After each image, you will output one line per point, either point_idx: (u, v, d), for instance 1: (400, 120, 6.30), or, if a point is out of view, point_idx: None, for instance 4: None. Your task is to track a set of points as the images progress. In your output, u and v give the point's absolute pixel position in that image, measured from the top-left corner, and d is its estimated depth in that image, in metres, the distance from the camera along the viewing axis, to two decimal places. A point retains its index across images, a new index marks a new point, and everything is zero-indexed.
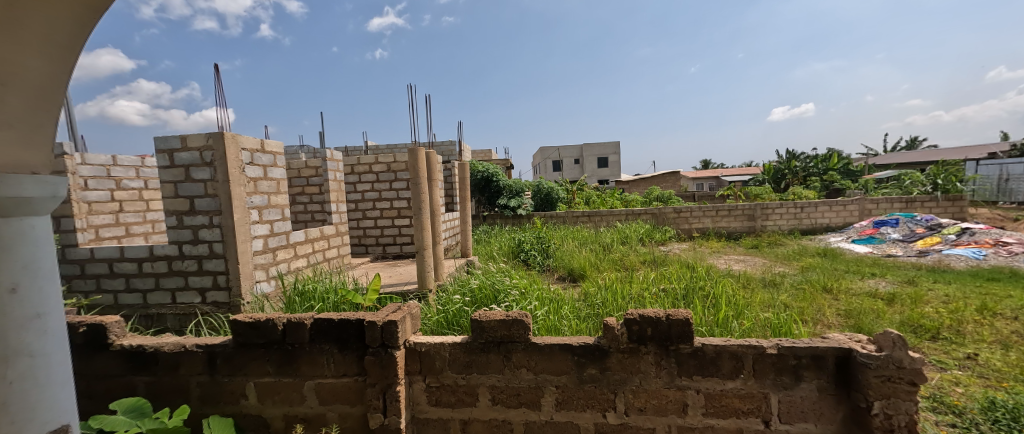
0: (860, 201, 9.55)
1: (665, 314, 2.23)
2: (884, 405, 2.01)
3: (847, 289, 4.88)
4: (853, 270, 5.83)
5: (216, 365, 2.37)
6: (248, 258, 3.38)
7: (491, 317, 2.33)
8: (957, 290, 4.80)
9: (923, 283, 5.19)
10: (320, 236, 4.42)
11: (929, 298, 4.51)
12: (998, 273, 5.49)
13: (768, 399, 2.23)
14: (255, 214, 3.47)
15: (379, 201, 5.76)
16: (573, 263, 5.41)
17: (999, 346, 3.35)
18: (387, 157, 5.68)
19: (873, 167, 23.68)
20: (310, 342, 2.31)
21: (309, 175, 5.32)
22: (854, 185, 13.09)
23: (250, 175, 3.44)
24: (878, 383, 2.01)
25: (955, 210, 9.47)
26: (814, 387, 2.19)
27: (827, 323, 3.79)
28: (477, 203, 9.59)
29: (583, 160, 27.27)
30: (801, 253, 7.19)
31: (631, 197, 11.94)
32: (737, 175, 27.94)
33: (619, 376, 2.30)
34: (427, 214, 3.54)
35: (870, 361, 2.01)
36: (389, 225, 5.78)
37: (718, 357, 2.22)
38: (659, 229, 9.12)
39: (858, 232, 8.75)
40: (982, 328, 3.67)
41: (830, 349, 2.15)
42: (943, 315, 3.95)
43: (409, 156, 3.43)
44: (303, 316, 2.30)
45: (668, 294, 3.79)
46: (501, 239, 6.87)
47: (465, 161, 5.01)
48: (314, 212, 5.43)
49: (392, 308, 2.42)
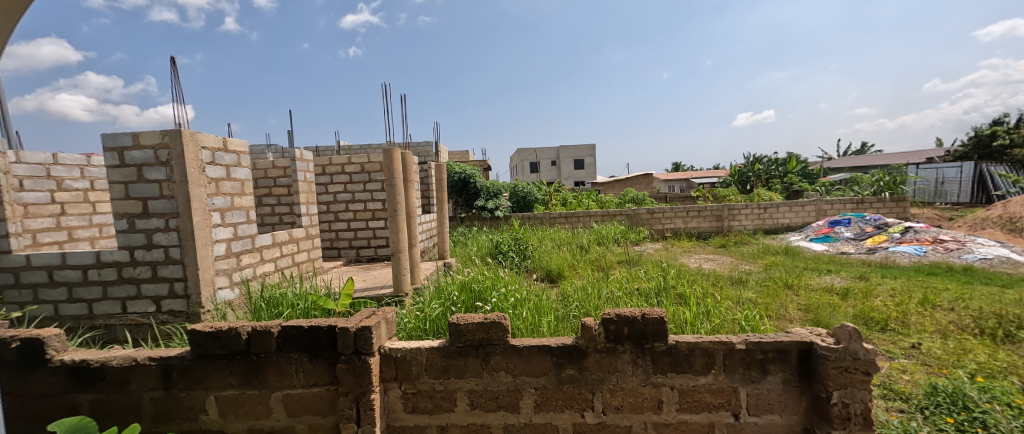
0: (816, 202, 9.97)
1: (641, 313, 2.24)
2: (842, 395, 2.10)
3: (806, 284, 5.08)
4: (811, 267, 6.08)
5: (171, 379, 2.24)
6: (210, 263, 3.24)
7: (469, 320, 2.30)
8: (902, 284, 5.07)
9: (873, 278, 5.44)
10: (289, 239, 4.28)
11: (878, 292, 4.75)
12: (939, 269, 5.83)
13: (737, 392, 2.28)
14: (217, 216, 3.34)
15: (352, 202, 5.63)
16: (551, 264, 5.45)
17: (939, 335, 3.55)
18: (360, 157, 5.56)
19: (829, 171, 24.92)
20: (277, 351, 2.22)
21: (279, 176, 5.16)
22: (811, 186, 13.66)
23: (211, 176, 3.30)
24: (836, 374, 2.09)
25: (900, 211, 10.01)
26: (779, 379, 2.25)
27: (788, 318, 3.91)
28: (454, 205, 9.48)
29: (560, 161, 27.51)
30: (765, 251, 7.44)
31: (606, 198, 12.08)
32: (706, 177, 28.79)
33: (596, 375, 2.30)
34: (403, 215, 3.46)
35: (829, 353, 2.09)
36: (364, 227, 5.66)
37: (691, 354, 2.26)
38: (633, 230, 9.26)
39: (816, 230, 9.14)
40: (924, 319, 3.88)
41: (793, 343, 2.21)
42: (891, 307, 4.16)
43: (385, 156, 3.34)
44: (270, 324, 2.21)
45: (640, 293, 3.84)
46: (479, 240, 6.83)
47: (442, 162, 4.90)
48: (282, 215, 5.25)
49: (367, 313, 2.34)
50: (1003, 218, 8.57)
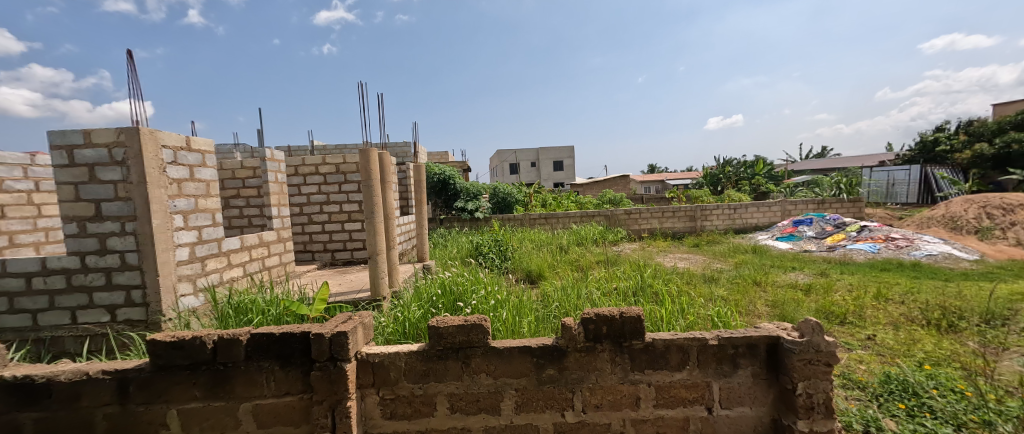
0: (782, 203, 10.33)
1: (619, 312, 2.26)
2: (806, 385, 2.17)
3: (773, 281, 5.25)
4: (777, 264, 6.29)
5: (128, 393, 2.13)
6: (172, 269, 3.11)
7: (449, 323, 2.26)
8: (859, 279, 5.30)
9: (832, 274, 5.67)
10: (259, 243, 4.15)
11: (837, 287, 4.96)
12: (891, 265, 6.15)
13: (710, 387, 2.32)
14: (180, 219, 3.21)
15: (326, 204, 5.49)
16: (531, 265, 5.45)
17: (892, 327, 3.74)
18: (336, 158, 5.43)
19: (795, 172, 25.92)
20: (247, 360, 2.14)
21: (247, 177, 5.00)
22: (777, 188, 14.12)
23: (173, 176, 3.17)
24: (801, 366, 2.16)
25: (855, 211, 10.38)
26: (749, 373, 2.31)
27: (756, 314, 4.03)
28: (434, 206, 9.38)
29: (539, 163, 27.63)
30: (736, 250, 7.65)
31: (585, 199, 12.19)
32: (680, 179, 29.45)
33: (576, 374, 2.30)
34: (380, 217, 3.39)
35: (794, 346, 2.15)
36: (339, 229, 5.53)
37: (667, 351, 2.29)
38: (611, 230, 9.37)
39: (781, 229, 9.47)
40: (878, 312, 4.07)
41: (761, 337, 2.27)
42: (849, 302, 4.34)
43: (361, 157, 3.27)
44: (238, 332, 2.12)
45: (619, 292, 3.88)
46: (458, 242, 6.78)
47: (420, 163, 4.84)
48: (251, 217, 5.08)
49: (343, 318, 2.28)
50: (944, 217, 9.14)
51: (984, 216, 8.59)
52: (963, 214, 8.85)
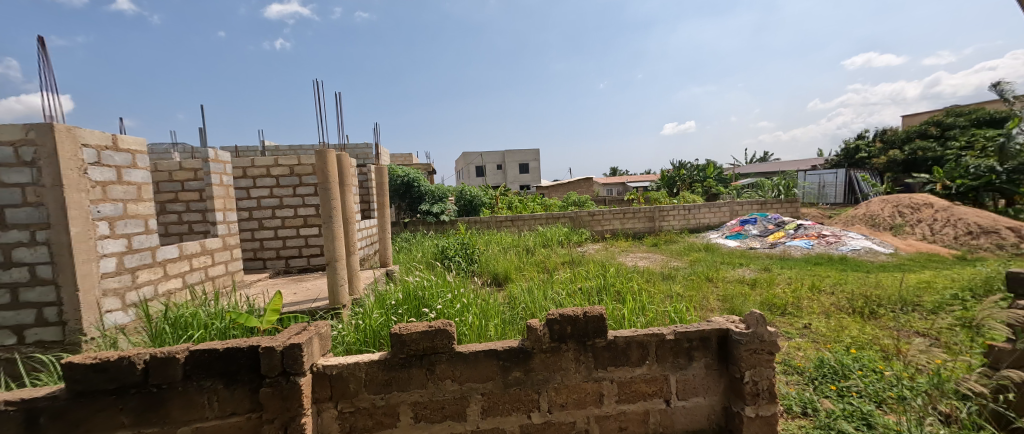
0: (730, 204, 10.89)
1: (583, 311, 2.27)
2: (752, 374, 2.26)
3: (723, 277, 5.50)
4: (726, 261, 6.60)
5: (39, 424, 1.92)
6: (95, 282, 2.84)
7: (412, 329, 2.19)
8: (796, 273, 5.67)
9: (774, 269, 6.02)
10: (201, 251, 3.90)
11: (779, 281, 5.27)
12: (822, 259, 6.63)
13: (668, 379, 2.38)
14: (105, 226, 2.95)
15: (279, 208, 5.23)
16: (498, 267, 5.43)
17: (824, 315, 4.03)
18: (289, 159, 5.19)
19: (743, 174, 27.41)
20: (185, 379, 1.99)
21: (186, 180, 4.67)
22: (727, 190, 14.88)
23: (96, 179, 2.91)
24: (747, 355, 2.25)
25: (790, 210, 11.06)
26: (702, 364, 2.39)
27: (708, 308, 4.20)
28: (397, 209, 9.18)
29: (505, 165, 27.69)
30: (690, 249, 7.96)
31: (550, 200, 12.32)
32: (640, 181, 30.41)
33: (541, 375, 2.30)
34: (339, 222, 3.26)
35: (741, 337, 2.25)
36: (294, 235, 5.28)
37: (628, 347, 2.33)
38: (576, 231, 9.50)
39: (729, 229, 9.93)
40: (813, 302, 4.37)
41: (712, 330, 2.36)
42: (788, 294, 4.62)
43: (317, 159, 3.13)
44: (175, 350, 1.97)
45: (583, 292, 3.92)
46: (424, 245, 6.65)
47: (382, 165, 4.72)
48: (192, 223, 4.76)
49: (296, 329, 2.16)
50: (863, 216, 9.89)
51: (895, 214, 9.41)
52: (879, 213, 9.63)
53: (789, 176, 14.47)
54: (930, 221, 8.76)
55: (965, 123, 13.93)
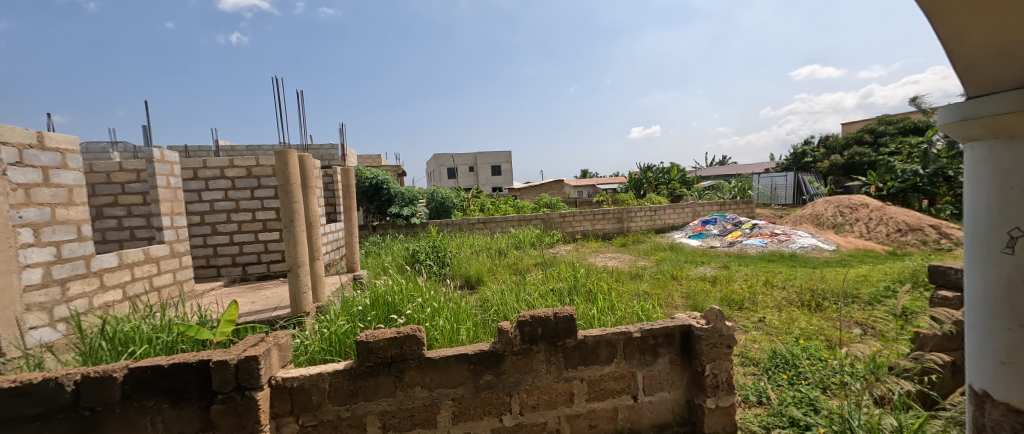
0: (692, 205, 11.31)
1: (553, 312, 2.27)
2: (712, 366, 2.34)
3: (687, 275, 5.67)
4: (689, 260, 6.82)
5: None
6: (18, 296, 2.60)
7: (379, 336, 2.12)
8: (750, 270, 5.94)
9: (732, 266, 6.27)
10: (145, 259, 3.66)
11: (736, 277, 5.49)
12: (774, 256, 6.98)
13: (635, 376, 2.41)
14: (28, 234, 2.71)
15: (235, 212, 4.97)
16: (470, 270, 5.38)
17: (776, 309, 4.23)
18: (246, 160, 4.95)
19: (705, 177, 28.48)
20: (123, 400, 1.86)
21: (127, 182, 4.39)
22: (690, 191, 15.42)
23: (17, 181, 2.68)
24: (707, 349, 2.32)
25: (744, 210, 11.56)
26: (667, 360, 2.44)
27: (673, 305, 4.31)
28: (365, 212, 8.95)
29: (476, 168, 27.57)
30: (657, 248, 8.17)
31: (522, 203, 12.35)
32: (610, 183, 31.03)
33: (513, 377, 2.28)
34: (302, 227, 3.13)
35: (702, 332, 2.31)
36: (252, 240, 5.04)
37: (597, 346, 2.34)
38: (548, 233, 9.55)
39: (692, 228, 10.24)
40: (766, 297, 4.57)
41: (675, 327, 2.41)
42: (745, 290, 4.82)
43: (277, 160, 2.99)
44: (112, 368, 1.83)
45: (555, 293, 3.93)
46: (394, 249, 6.50)
47: (348, 166, 4.58)
48: (134, 229, 4.46)
49: (253, 341, 2.05)
50: (810, 216, 10.45)
51: (836, 214, 9.98)
52: (823, 213, 10.20)
53: (746, 179, 15.14)
54: (865, 220, 9.39)
55: (895, 129, 15.10)
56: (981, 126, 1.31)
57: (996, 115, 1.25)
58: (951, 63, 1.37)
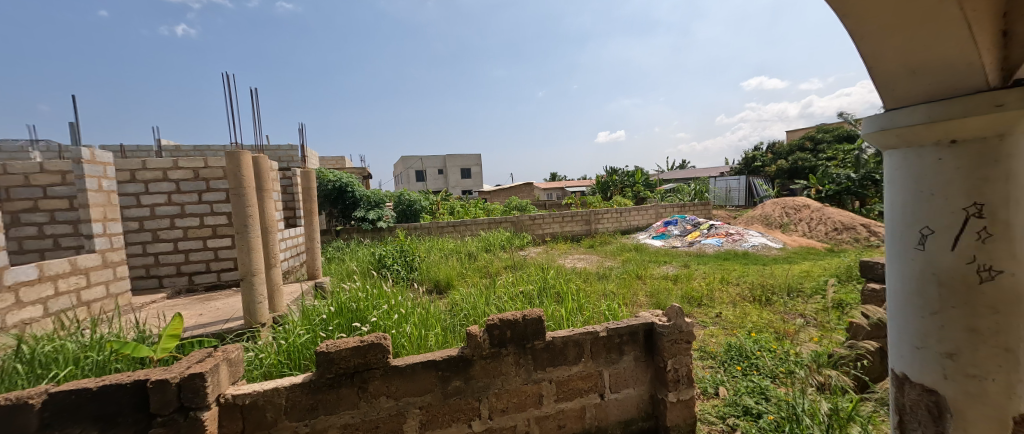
0: (656, 206, 11.65)
1: (522, 315, 2.25)
2: (674, 362, 2.38)
3: (651, 274, 5.81)
4: (652, 259, 7.00)
5: None
6: None
7: (342, 346, 2.02)
8: (708, 268, 6.17)
9: (692, 265, 6.49)
10: (71, 270, 3.37)
11: (696, 275, 5.69)
12: (729, 254, 7.29)
13: (601, 375, 2.42)
14: None
15: (180, 218, 4.65)
16: (439, 274, 5.29)
17: (731, 304, 4.40)
18: (192, 162, 4.68)
19: (667, 180, 29.47)
20: (42, 429, 1.68)
21: (50, 184, 4.03)
22: (654, 194, 15.88)
23: None
24: (669, 345, 2.37)
25: (702, 211, 12.00)
26: (632, 358, 2.47)
27: (637, 304, 4.40)
28: (328, 216, 8.66)
29: (446, 170, 27.30)
30: (623, 249, 8.35)
31: (492, 206, 12.30)
32: (578, 186, 31.52)
33: (481, 382, 2.23)
34: (257, 233, 2.96)
35: (664, 329, 2.36)
36: (199, 248, 4.73)
37: (565, 347, 2.34)
38: (518, 236, 9.56)
39: (655, 229, 10.54)
40: (722, 294, 4.75)
41: (639, 325, 2.45)
42: (704, 287, 4.99)
43: (228, 161, 2.83)
44: (28, 395, 1.66)
45: (525, 295, 3.91)
46: (359, 254, 6.30)
47: (309, 169, 4.41)
48: (60, 237, 4.11)
49: (199, 356, 1.91)
50: (759, 216, 10.93)
51: (782, 214, 10.51)
52: (771, 213, 10.70)
53: (704, 182, 15.77)
54: (808, 220, 10.00)
55: (833, 135, 16.23)
56: (897, 136, 1.43)
57: (912, 126, 1.37)
58: (871, 78, 1.47)
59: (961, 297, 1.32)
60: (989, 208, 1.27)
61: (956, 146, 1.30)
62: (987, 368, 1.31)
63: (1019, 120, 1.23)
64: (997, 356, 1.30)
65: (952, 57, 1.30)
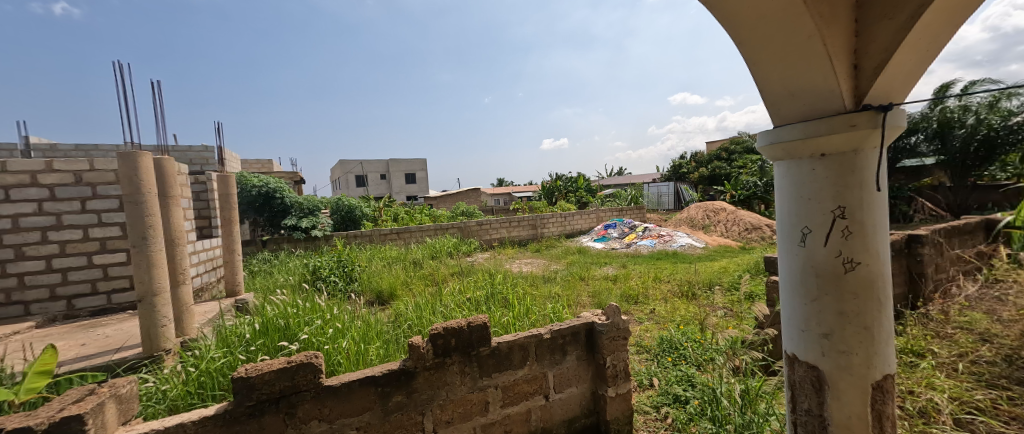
0: (597, 211, 12.05)
1: (466, 322, 2.17)
2: (613, 358, 2.43)
3: (593, 275, 5.97)
4: (595, 261, 7.21)
5: None
6: None
7: (264, 369, 1.82)
8: (643, 267, 6.47)
9: (630, 265, 6.77)
10: None
11: (634, 274, 5.93)
12: (661, 254, 7.70)
13: (546, 376, 2.40)
14: None
15: (57, 230, 3.99)
16: (381, 284, 5.04)
17: (663, 300, 4.64)
18: (72, 164, 4.06)
19: (608, 185, 30.70)
20: None
21: None
22: (596, 198, 16.46)
23: None
24: (608, 343, 2.42)
25: (638, 215, 12.61)
26: (575, 357, 2.48)
27: (581, 304, 4.48)
28: (252, 224, 7.99)
29: (388, 175, 26.42)
30: (567, 252, 8.52)
31: (438, 211, 12.06)
32: (524, 191, 31.92)
33: (425, 395, 2.12)
34: (160, 244, 2.66)
35: (603, 328, 2.40)
36: (83, 265, 4.09)
37: (510, 351, 2.30)
38: (465, 241, 9.42)
39: (596, 232, 10.89)
40: (656, 290, 5.00)
41: (580, 325, 2.47)
42: (640, 285, 5.22)
43: (120, 162, 2.49)
44: None
45: (473, 302, 3.81)
46: (291, 265, 5.85)
47: (229, 175, 4.02)
48: None
49: (78, 393, 1.64)
50: (686, 219, 11.72)
51: (705, 216, 11.34)
52: (695, 216, 11.55)
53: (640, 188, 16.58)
54: (725, 220, 10.79)
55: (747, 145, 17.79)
56: (782, 150, 1.66)
57: (792, 141, 1.61)
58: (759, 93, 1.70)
59: (832, 286, 1.57)
60: (849, 210, 1.54)
61: (826, 159, 1.55)
62: (852, 345, 1.57)
63: (867, 137, 1.51)
64: (859, 334, 1.56)
65: (819, 81, 1.53)
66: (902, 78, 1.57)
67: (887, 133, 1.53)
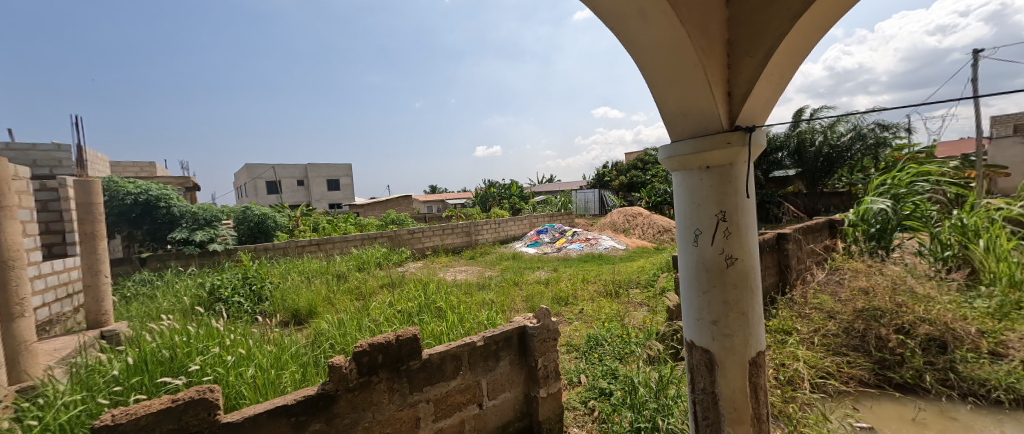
0: (529, 217, 12.23)
1: (394, 336, 2.03)
2: (544, 359, 2.42)
3: (526, 280, 6.01)
4: (529, 266, 7.28)
5: None
6: None
7: (138, 413, 1.53)
8: (573, 270, 6.66)
9: (561, 268, 6.93)
10: None
11: (564, 277, 6.07)
12: (589, 256, 8.00)
13: (479, 385, 2.32)
14: None
15: None
16: (299, 302, 4.60)
17: (591, 300, 4.78)
18: None
19: (540, 192, 31.44)
20: None
21: None
22: (526, 204, 16.75)
23: None
24: (540, 345, 2.40)
25: (567, 220, 13.03)
26: (509, 363, 2.43)
27: (515, 309, 4.46)
28: (131, 237, 6.96)
29: (309, 182, 24.65)
30: (500, 258, 8.52)
31: (366, 220, 11.45)
32: (457, 198, 31.62)
33: (348, 418, 1.93)
34: None
35: (535, 330, 2.39)
36: None
37: (442, 362, 2.18)
38: (395, 251, 9.02)
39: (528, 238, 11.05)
40: (584, 291, 5.15)
41: (512, 329, 2.42)
42: (570, 287, 5.35)
43: None
44: None
45: (404, 314, 3.60)
46: (186, 285, 5.13)
47: (95, 183, 3.43)
48: None
49: None
50: (608, 223, 12.34)
51: (624, 219, 12.04)
52: (615, 219, 12.21)
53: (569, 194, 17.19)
54: (642, 223, 11.51)
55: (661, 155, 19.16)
56: (677, 163, 1.76)
57: (684, 155, 1.71)
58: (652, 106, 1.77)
59: (718, 279, 1.69)
60: (729, 214, 1.67)
61: (710, 171, 1.68)
62: (734, 329, 1.70)
63: (740, 153, 1.66)
64: (739, 318, 1.70)
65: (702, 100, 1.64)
66: (762, 106, 1.74)
67: (754, 151, 1.70)
